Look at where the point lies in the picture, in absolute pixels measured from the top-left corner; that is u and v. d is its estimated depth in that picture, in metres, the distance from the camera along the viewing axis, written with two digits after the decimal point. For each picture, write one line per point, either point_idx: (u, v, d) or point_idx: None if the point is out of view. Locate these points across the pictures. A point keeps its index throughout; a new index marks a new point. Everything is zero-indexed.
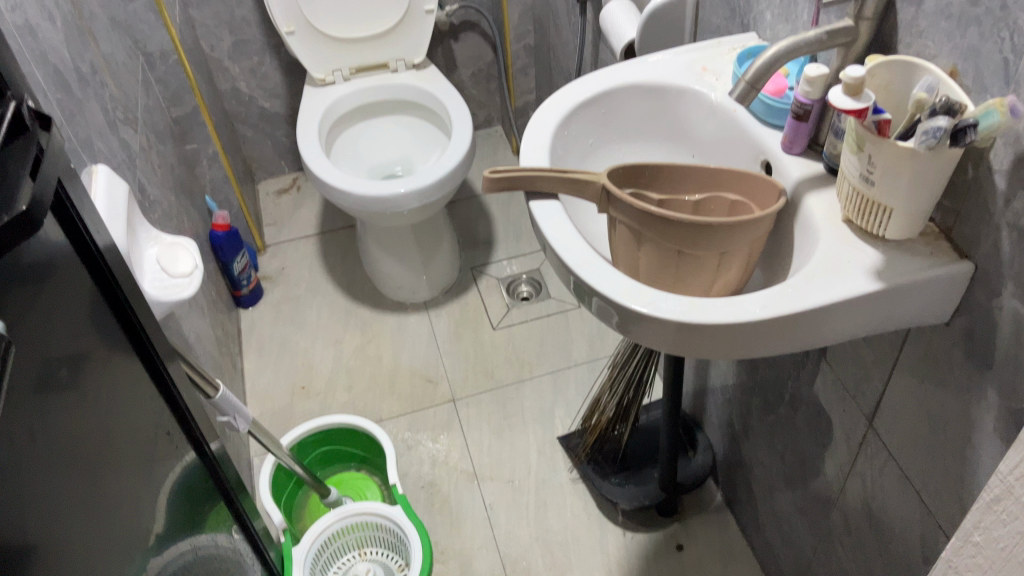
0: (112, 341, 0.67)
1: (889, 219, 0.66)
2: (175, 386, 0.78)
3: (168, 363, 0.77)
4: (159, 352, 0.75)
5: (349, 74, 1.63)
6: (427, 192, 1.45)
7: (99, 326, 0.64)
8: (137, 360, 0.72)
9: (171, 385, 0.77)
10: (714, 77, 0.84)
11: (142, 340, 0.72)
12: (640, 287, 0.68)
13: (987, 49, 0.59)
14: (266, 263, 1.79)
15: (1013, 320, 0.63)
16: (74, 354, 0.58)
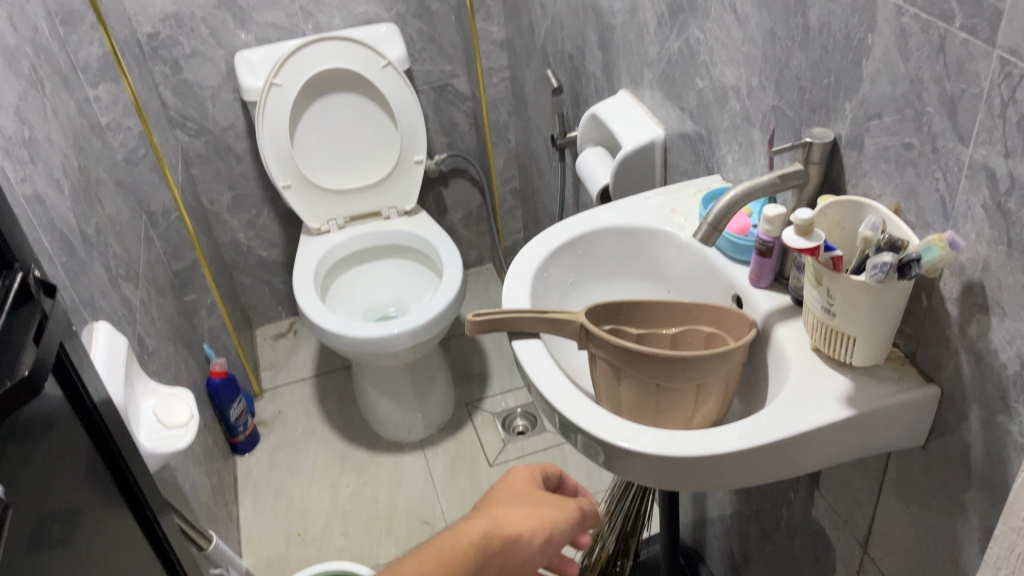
0: (106, 498, 0.68)
1: (854, 348, 0.69)
2: (168, 540, 0.78)
3: (161, 517, 0.78)
4: (152, 505, 0.76)
5: (343, 223, 1.70)
6: (419, 332, 1.48)
7: (94, 482, 0.66)
8: (130, 515, 0.73)
9: (164, 540, 0.78)
10: (682, 218, 0.89)
11: (136, 495, 0.74)
12: (621, 423, 0.70)
13: (925, 188, 0.64)
14: (263, 408, 1.81)
15: (983, 440, 0.65)
16: (68, 511, 0.60)
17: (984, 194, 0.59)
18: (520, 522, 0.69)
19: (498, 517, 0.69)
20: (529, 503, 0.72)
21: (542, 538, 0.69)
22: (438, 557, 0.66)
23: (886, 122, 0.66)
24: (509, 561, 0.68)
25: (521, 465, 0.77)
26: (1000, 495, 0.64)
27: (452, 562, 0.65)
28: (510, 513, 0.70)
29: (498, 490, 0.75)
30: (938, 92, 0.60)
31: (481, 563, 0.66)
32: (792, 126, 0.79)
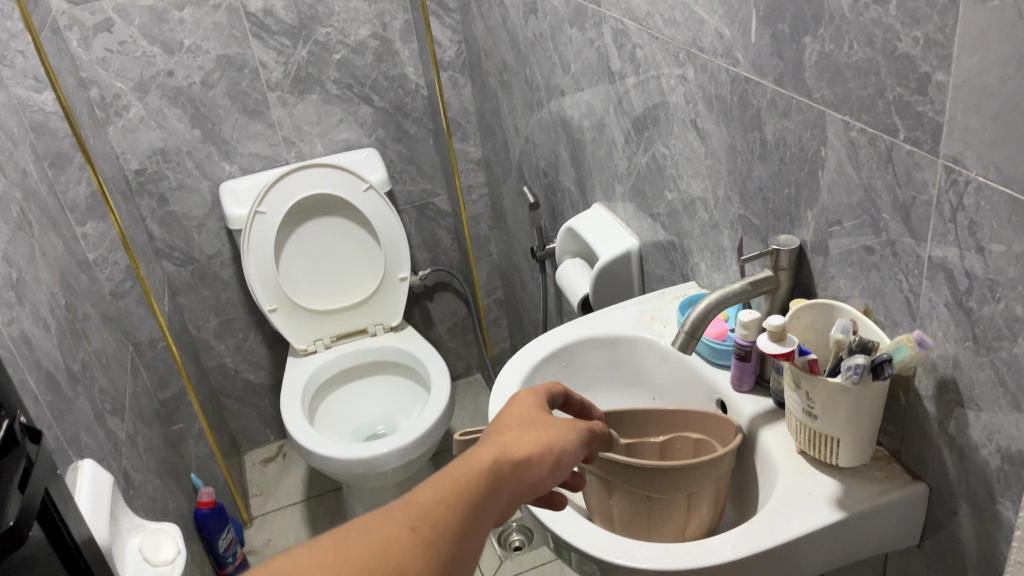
0: None
1: (839, 449, 0.69)
2: None
3: None
4: None
5: (329, 342, 1.71)
6: (409, 449, 1.47)
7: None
8: None
9: None
10: (661, 325, 0.91)
11: None
12: (614, 538, 0.69)
13: (890, 290, 0.66)
14: (252, 536, 1.76)
15: (975, 537, 0.65)
16: None
17: (946, 294, 0.61)
18: (528, 444, 0.59)
19: (505, 440, 0.59)
20: (532, 425, 0.62)
21: (550, 459, 0.60)
22: (450, 482, 0.53)
23: (846, 228, 0.69)
24: (521, 485, 0.57)
25: (526, 387, 0.67)
26: None
27: (467, 489, 0.53)
28: (515, 438, 0.60)
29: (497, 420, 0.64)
30: (891, 199, 0.63)
31: (493, 490, 0.55)
32: (759, 234, 0.82)
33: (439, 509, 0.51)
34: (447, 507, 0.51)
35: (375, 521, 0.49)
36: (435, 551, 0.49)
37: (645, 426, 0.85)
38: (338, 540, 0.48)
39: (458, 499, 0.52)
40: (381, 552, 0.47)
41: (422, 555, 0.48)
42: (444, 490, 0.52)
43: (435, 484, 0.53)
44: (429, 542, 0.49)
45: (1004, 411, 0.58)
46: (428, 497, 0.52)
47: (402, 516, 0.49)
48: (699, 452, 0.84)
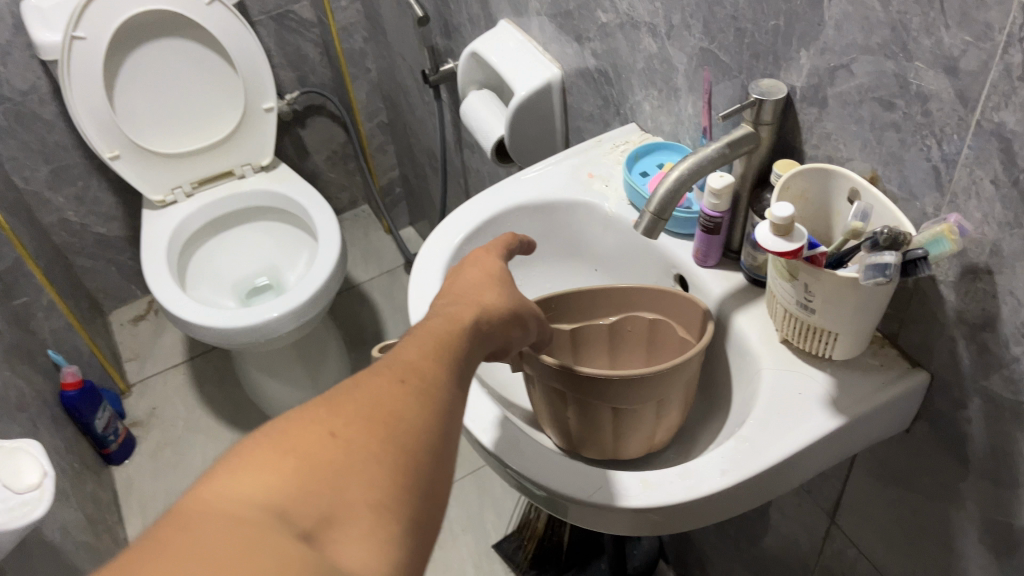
0: None
1: (836, 343, 0.59)
2: None
3: None
4: None
5: (191, 189, 1.47)
6: (301, 311, 1.32)
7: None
8: None
9: None
10: (603, 183, 0.77)
11: None
12: (582, 472, 0.59)
13: (912, 156, 0.53)
14: (134, 407, 1.60)
15: (985, 433, 0.57)
16: None
17: (994, 169, 0.48)
18: (498, 296, 0.55)
19: (475, 295, 0.54)
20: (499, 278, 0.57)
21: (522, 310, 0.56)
22: (431, 337, 0.48)
23: (856, 75, 0.55)
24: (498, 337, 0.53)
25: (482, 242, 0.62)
26: (1007, 490, 0.58)
27: (450, 343, 0.48)
28: (484, 293, 0.54)
29: (456, 274, 0.58)
30: (931, 44, 0.48)
31: (473, 345, 0.50)
32: (729, 74, 0.66)
33: (424, 361, 0.46)
34: (433, 359, 0.46)
35: (362, 376, 0.44)
36: (431, 397, 0.44)
37: (593, 309, 0.72)
38: (329, 398, 0.42)
39: (440, 351, 0.47)
40: (377, 400, 0.42)
41: (419, 400, 0.43)
42: (426, 344, 0.47)
43: (413, 339, 0.47)
44: (424, 391, 0.44)
45: None
46: (409, 351, 0.46)
47: (389, 368, 0.44)
48: (654, 336, 0.72)
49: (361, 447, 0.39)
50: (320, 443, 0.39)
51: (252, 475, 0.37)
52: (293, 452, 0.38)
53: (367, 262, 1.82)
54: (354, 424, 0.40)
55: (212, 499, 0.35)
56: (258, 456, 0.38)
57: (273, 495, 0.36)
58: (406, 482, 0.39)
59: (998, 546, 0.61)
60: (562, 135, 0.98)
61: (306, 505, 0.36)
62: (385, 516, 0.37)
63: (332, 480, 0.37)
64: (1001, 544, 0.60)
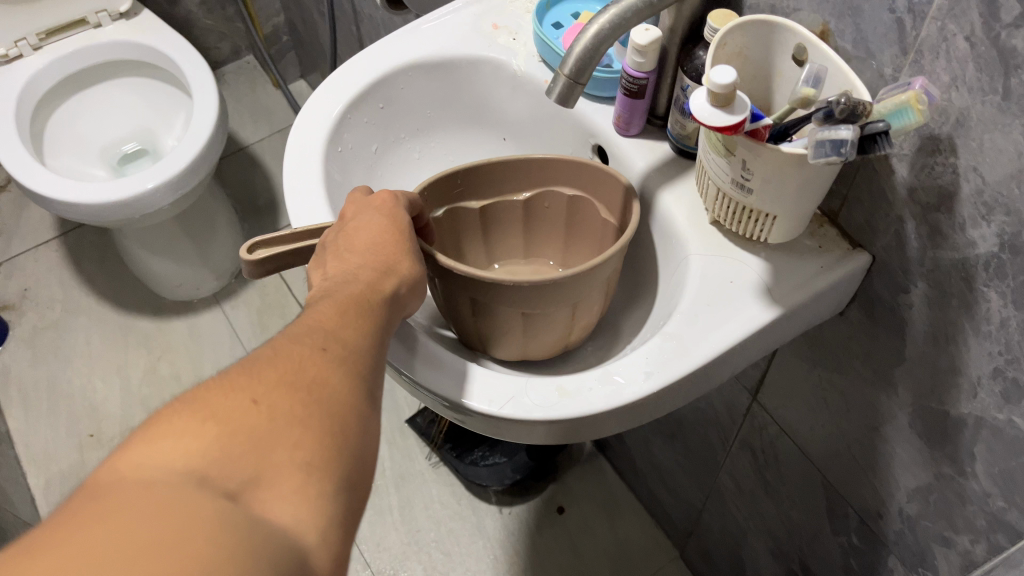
0: None
1: (772, 225, 0.52)
2: None
3: None
4: None
5: (39, 42, 1.27)
6: (179, 182, 1.18)
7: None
8: None
9: None
10: (509, 37, 0.66)
11: None
12: (489, 376, 0.52)
13: (871, 7, 0.45)
14: (3, 288, 1.45)
15: (927, 320, 0.53)
16: None
17: (971, 23, 0.40)
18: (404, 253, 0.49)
19: (383, 259, 0.48)
20: (402, 232, 0.50)
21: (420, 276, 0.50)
22: (347, 303, 0.43)
23: None
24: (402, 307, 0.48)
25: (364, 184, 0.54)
26: (945, 376, 0.54)
27: (367, 312, 0.44)
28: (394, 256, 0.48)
29: (351, 214, 0.51)
30: None
31: (389, 315, 0.45)
32: None
33: (343, 328, 0.41)
34: (350, 324, 0.42)
35: (279, 339, 0.39)
36: (355, 364, 0.40)
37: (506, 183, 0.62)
38: (245, 364, 0.37)
39: (358, 320, 0.43)
40: (299, 362, 0.38)
41: (343, 364, 0.39)
42: (339, 309, 0.43)
43: (325, 303, 0.43)
44: (348, 357, 0.40)
45: None
46: (323, 315, 0.42)
47: (310, 331, 0.40)
48: (575, 214, 0.64)
49: (289, 412, 0.35)
50: (241, 410, 0.34)
51: (168, 440, 0.32)
52: (212, 416, 0.34)
53: (256, 121, 1.66)
54: (277, 388, 0.36)
55: (120, 472, 0.31)
56: (171, 422, 0.33)
57: (192, 458, 0.32)
58: (337, 445, 0.36)
59: (929, 432, 0.58)
60: None
61: (229, 470, 0.32)
62: (317, 477, 0.34)
63: (257, 446, 0.33)
64: (933, 430, 0.57)
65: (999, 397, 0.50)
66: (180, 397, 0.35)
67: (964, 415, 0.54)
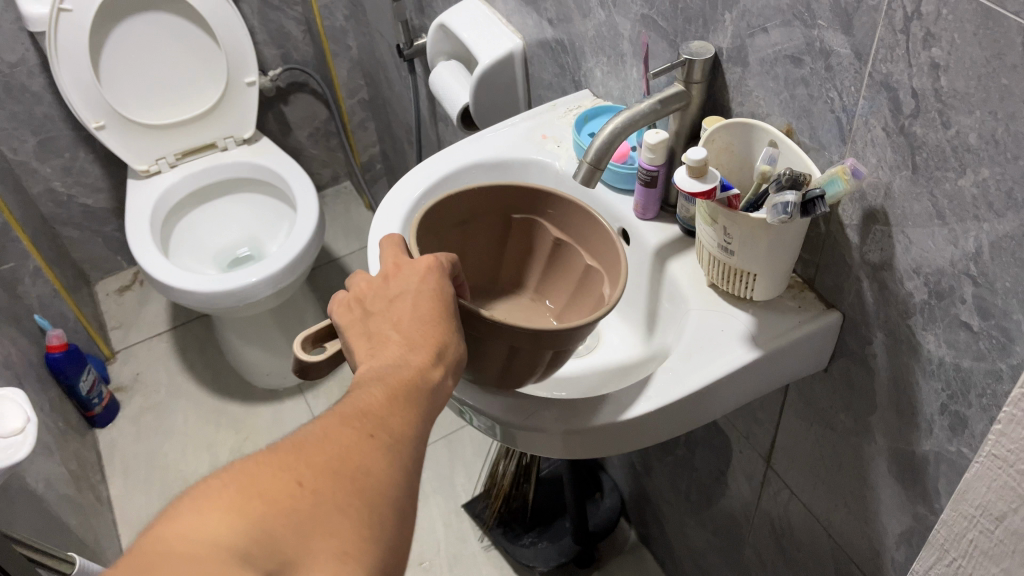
0: None
1: (755, 283, 0.64)
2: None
3: None
4: None
5: (175, 161, 1.52)
6: (279, 277, 1.37)
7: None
8: None
9: None
10: (555, 144, 0.82)
11: None
12: (519, 398, 0.65)
13: (818, 109, 0.59)
14: (118, 372, 1.65)
15: (889, 366, 0.63)
16: None
17: (884, 117, 0.54)
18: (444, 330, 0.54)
19: (424, 338, 0.53)
20: (442, 308, 0.55)
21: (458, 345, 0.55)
22: (399, 392, 0.49)
23: (771, 35, 0.60)
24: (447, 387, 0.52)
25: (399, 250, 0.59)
26: (908, 417, 0.63)
27: (415, 400, 0.49)
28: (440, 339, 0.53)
29: (399, 287, 0.56)
30: (830, 4, 0.54)
31: (434, 400, 0.51)
32: (666, 38, 0.72)
33: (394, 418, 0.47)
34: (397, 411, 0.48)
35: (332, 423, 0.46)
36: (399, 453, 0.46)
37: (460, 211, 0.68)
38: (297, 447, 0.44)
39: (406, 410, 0.48)
40: (347, 450, 0.44)
41: (387, 453, 0.45)
42: (390, 395, 0.49)
43: (383, 389, 0.49)
44: (393, 447, 0.46)
45: (938, 245, 0.54)
46: (372, 401, 0.48)
47: (361, 419, 0.46)
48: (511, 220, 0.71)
49: (327, 501, 0.42)
50: (287, 492, 0.41)
51: (215, 517, 0.39)
52: (257, 498, 0.40)
53: (348, 236, 1.87)
54: (321, 473, 0.42)
55: (168, 542, 0.37)
56: (222, 497, 0.40)
57: (234, 537, 0.38)
58: (373, 533, 0.42)
59: (903, 474, 0.66)
60: (524, 104, 1.05)
61: (269, 551, 0.39)
62: (352, 562, 0.40)
63: (298, 529, 0.40)
64: (906, 471, 0.66)
65: (948, 430, 0.60)
66: (237, 470, 0.42)
67: (926, 452, 0.63)
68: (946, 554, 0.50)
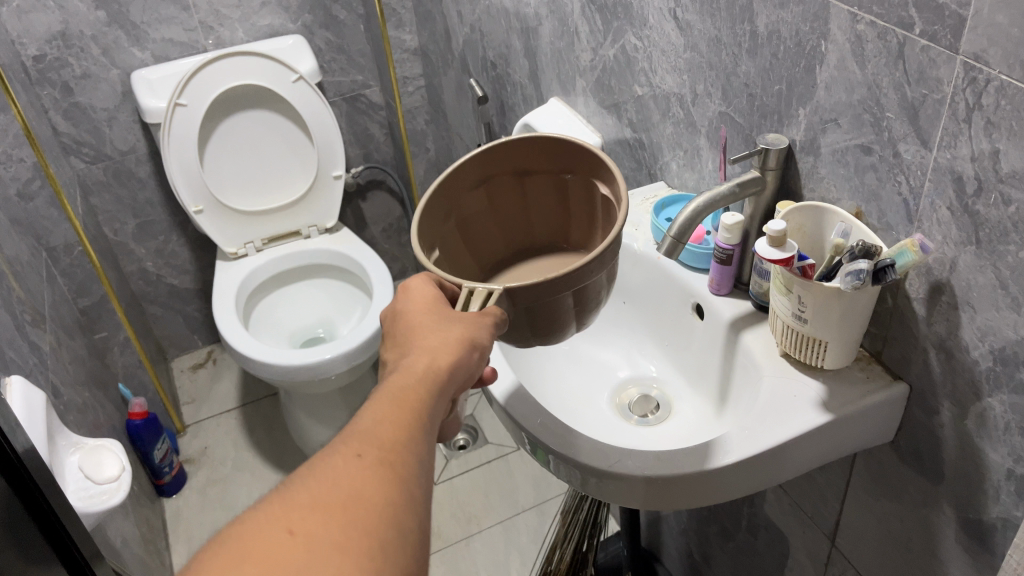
0: (31, 553, 0.62)
1: (825, 352, 0.69)
2: None
3: (95, 564, 0.73)
4: (89, 560, 0.72)
5: (261, 245, 1.63)
6: (352, 355, 1.42)
7: (21, 550, 0.60)
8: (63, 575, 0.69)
9: None
10: (633, 227, 0.91)
11: (73, 555, 0.70)
12: (604, 447, 0.70)
13: (887, 192, 0.65)
14: (188, 445, 1.71)
15: (955, 435, 0.66)
16: None
17: (950, 197, 0.60)
18: (434, 341, 0.53)
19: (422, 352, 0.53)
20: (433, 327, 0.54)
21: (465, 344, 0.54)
22: (387, 405, 0.49)
23: (842, 127, 0.67)
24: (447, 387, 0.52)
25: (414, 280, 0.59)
26: (976, 485, 0.66)
27: (407, 411, 0.49)
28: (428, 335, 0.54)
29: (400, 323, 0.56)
30: (898, 98, 0.61)
31: (435, 401, 0.51)
32: (741, 132, 0.80)
33: (381, 434, 0.47)
34: (389, 428, 0.48)
35: (314, 465, 0.45)
36: (391, 469, 0.45)
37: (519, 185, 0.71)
38: (281, 493, 0.43)
39: (401, 422, 0.48)
40: (336, 482, 0.43)
41: (379, 474, 0.44)
42: (381, 416, 0.48)
43: (366, 412, 0.49)
44: (384, 461, 0.45)
45: (1001, 314, 0.58)
46: (357, 429, 0.47)
47: (344, 447, 0.46)
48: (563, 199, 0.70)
49: (322, 534, 0.40)
50: (276, 542, 0.40)
51: None
52: (250, 558, 0.39)
53: None
54: (311, 515, 0.41)
55: None
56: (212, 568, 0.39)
57: None
58: (379, 559, 0.41)
59: (972, 544, 0.69)
60: None
61: None
62: None
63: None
64: (974, 540, 0.68)
65: (1015, 495, 0.63)
66: (226, 535, 0.41)
67: (994, 518, 0.65)
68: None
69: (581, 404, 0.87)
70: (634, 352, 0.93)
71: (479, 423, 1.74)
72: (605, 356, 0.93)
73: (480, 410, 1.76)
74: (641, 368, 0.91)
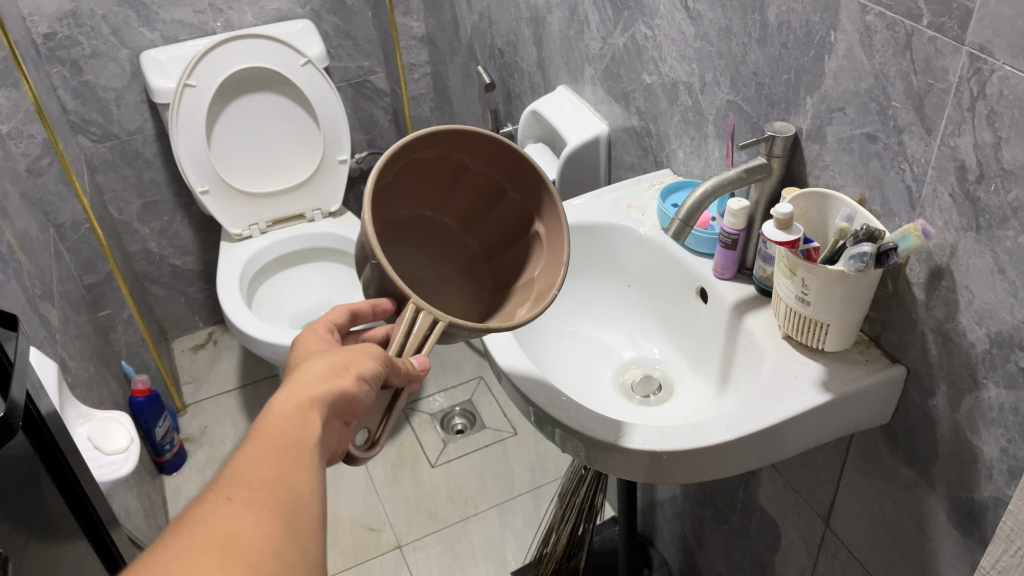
0: (50, 510, 0.63)
1: (826, 334, 0.71)
2: (117, 549, 0.76)
3: (110, 526, 0.75)
4: (105, 522, 0.73)
5: (265, 227, 1.64)
6: None
7: (40, 506, 0.62)
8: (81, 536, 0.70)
9: (113, 549, 0.75)
10: (639, 213, 0.93)
11: (90, 516, 0.71)
12: (611, 421, 0.72)
13: (890, 179, 0.67)
14: (188, 424, 1.73)
15: (950, 416, 0.68)
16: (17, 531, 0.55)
17: (953, 184, 0.62)
18: (326, 367, 0.54)
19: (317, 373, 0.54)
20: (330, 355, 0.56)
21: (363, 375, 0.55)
22: (263, 439, 0.48)
23: (849, 116, 0.69)
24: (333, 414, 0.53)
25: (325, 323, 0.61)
26: (969, 465, 0.68)
27: (285, 440, 0.49)
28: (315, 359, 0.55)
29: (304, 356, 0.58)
30: (904, 87, 0.63)
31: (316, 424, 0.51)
32: (749, 120, 0.82)
33: (254, 474, 0.46)
34: (264, 464, 0.47)
35: (185, 518, 0.43)
36: (267, 512, 0.44)
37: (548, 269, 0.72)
38: (150, 556, 0.41)
39: (276, 457, 0.48)
40: (207, 533, 0.42)
41: (252, 519, 0.44)
42: (259, 451, 0.48)
43: (240, 451, 0.48)
44: (258, 501, 0.45)
45: (999, 298, 0.61)
46: (229, 471, 0.46)
47: (215, 494, 0.45)
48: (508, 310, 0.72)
49: None
50: None
51: None
52: None
53: None
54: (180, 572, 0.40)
55: None
56: None
57: None
58: None
59: (962, 522, 0.71)
60: (604, 183, 1.15)
61: None
62: None
63: None
64: (965, 518, 0.70)
65: (1007, 474, 0.65)
66: None
67: (985, 497, 0.68)
68: (1012, 547, 0.57)
69: (584, 383, 0.89)
70: (637, 334, 0.95)
71: (477, 409, 1.76)
72: (609, 338, 0.95)
73: (478, 395, 1.78)
74: (644, 349, 0.93)
